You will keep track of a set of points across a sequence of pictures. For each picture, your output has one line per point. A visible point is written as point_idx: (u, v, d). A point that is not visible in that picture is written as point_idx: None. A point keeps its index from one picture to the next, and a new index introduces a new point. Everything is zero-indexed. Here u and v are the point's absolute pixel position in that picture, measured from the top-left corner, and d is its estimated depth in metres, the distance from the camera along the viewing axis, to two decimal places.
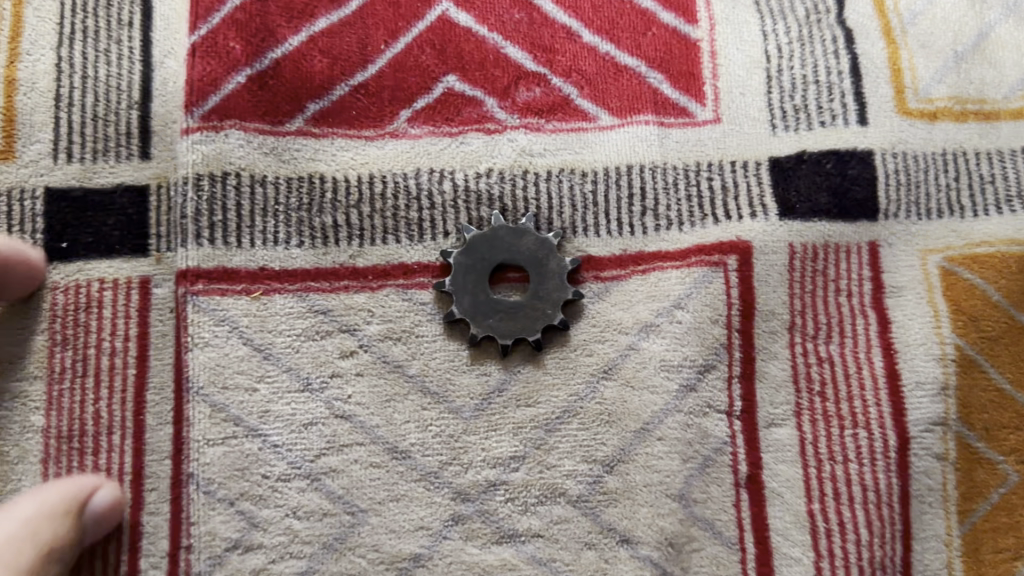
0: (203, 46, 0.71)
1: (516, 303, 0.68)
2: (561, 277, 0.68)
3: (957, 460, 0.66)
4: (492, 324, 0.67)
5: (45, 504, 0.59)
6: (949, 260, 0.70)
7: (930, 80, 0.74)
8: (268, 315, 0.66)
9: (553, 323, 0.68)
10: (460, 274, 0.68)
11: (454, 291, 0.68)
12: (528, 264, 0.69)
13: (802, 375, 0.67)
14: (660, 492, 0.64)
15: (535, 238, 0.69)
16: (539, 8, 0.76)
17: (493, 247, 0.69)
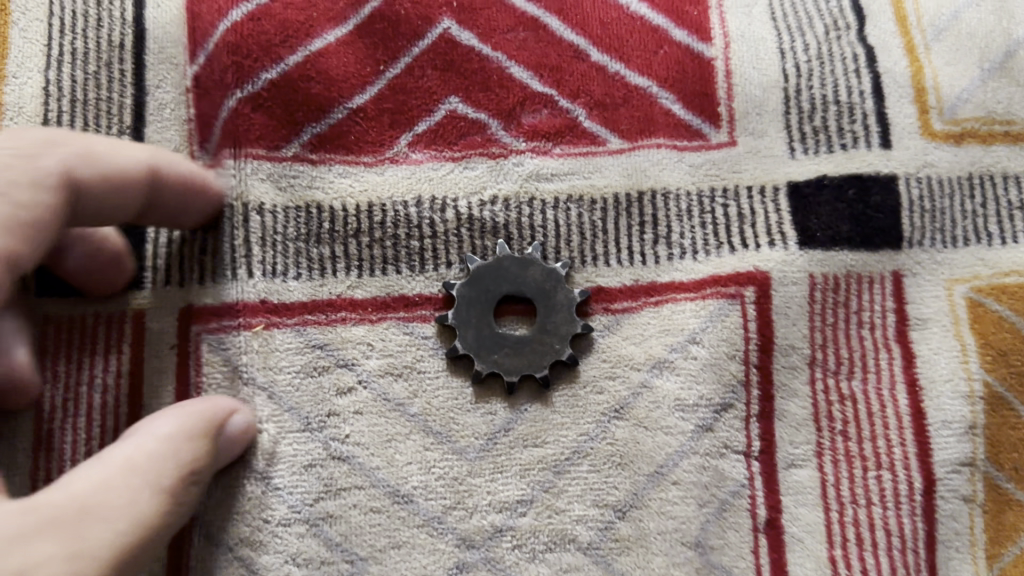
0: (203, 78, 0.68)
1: (523, 338, 0.65)
2: (570, 310, 0.65)
3: (985, 503, 0.63)
4: (497, 359, 0.64)
5: (185, 426, 0.55)
6: (977, 291, 0.67)
7: (956, 99, 0.71)
8: (267, 352, 0.63)
9: (561, 359, 0.64)
10: (462, 307, 0.65)
11: (458, 325, 0.65)
12: (535, 296, 0.66)
13: (824, 413, 0.64)
14: (675, 540, 0.61)
15: (543, 268, 0.66)
16: (546, 26, 0.72)
17: (498, 278, 0.66)
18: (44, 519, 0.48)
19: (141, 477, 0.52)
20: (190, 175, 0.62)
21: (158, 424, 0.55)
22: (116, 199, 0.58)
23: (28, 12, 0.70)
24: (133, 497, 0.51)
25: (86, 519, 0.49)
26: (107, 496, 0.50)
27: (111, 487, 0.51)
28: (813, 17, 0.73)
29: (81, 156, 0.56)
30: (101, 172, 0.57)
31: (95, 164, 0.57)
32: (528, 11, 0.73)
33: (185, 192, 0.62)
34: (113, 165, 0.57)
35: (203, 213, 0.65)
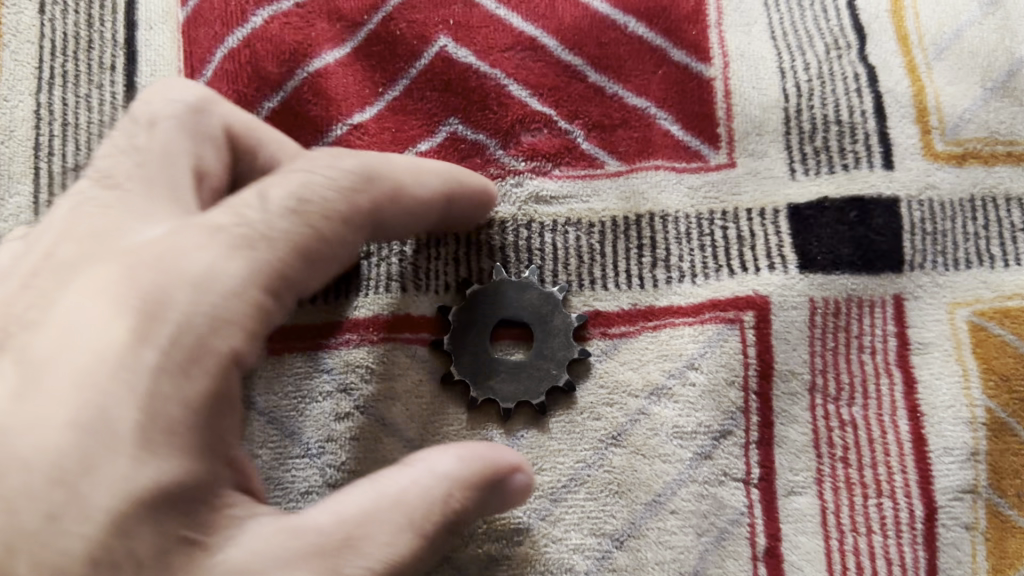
0: None
1: (518, 364, 0.64)
2: (567, 335, 0.65)
3: (987, 531, 0.62)
4: (493, 385, 0.64)
5: (465, 469, 0.51)
6: (979, 315, 0.66)
7: (958, 120, 0.70)
8: (273, 376, 0.63)
9: (558, 385, 0.64)
10: (458, 333, 0.65)
11: (452, 351, 0.64)
12: (533, 321, 0.65)
13: (824, 440, 0.63)
14: (674, 570, 0.60)
15: (540, 292, 0.66)
16: (544, 46, 0.72)
17: (496, 302, 0.66)
18: (304, 548, 0.47)
19: (403, 515, 0.49)
20: (483, 197, 0.63)
21: (438, 458, 0.51)
22: (408, 223, 0.59)
23: (19, 33, 0.69)
24: (390, 537, 0.48)
25: (338, 556, 0.47)
26: (371, 530, 0.48)
27: (372, 520, 0.48)
28: (814, 36, 0.72)
29: (393, 193, 0.56)
30: (400, 209, 0.57)
31: (401, 201, 0.57)
32: (526, 30, 0.72)
33: (474, 211, 0.63)
34: (416, 199, 0.58)
35: (465, 231, 0.67)
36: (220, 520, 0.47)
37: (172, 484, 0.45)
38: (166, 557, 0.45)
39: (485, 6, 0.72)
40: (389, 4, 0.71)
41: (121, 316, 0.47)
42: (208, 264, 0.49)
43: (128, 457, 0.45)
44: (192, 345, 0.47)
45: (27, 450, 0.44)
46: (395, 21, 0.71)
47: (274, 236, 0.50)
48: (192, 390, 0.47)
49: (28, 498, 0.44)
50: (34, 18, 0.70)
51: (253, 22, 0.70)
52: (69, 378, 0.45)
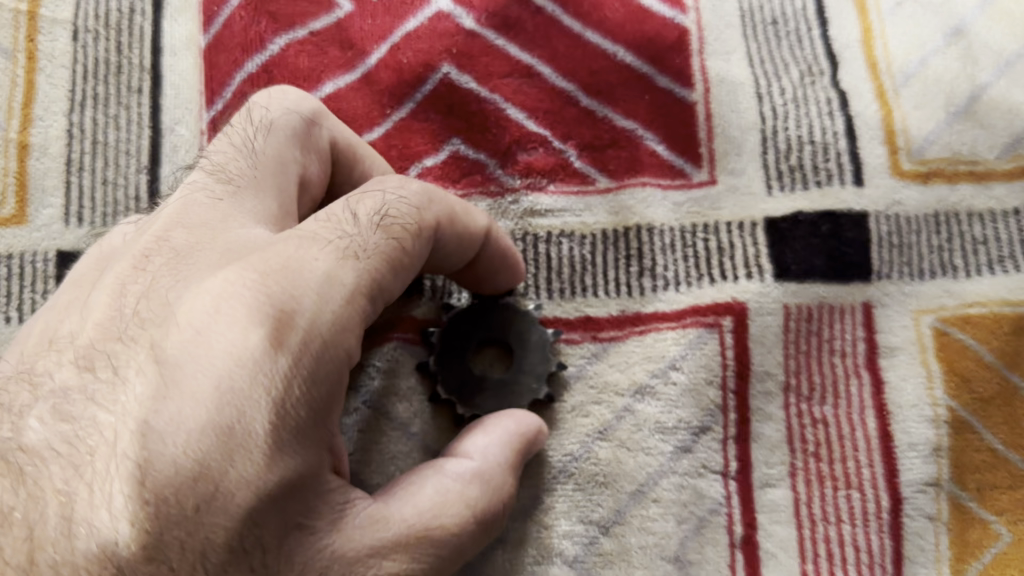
0: (221, 121, 0.72)
1: (502, 381, 0.68)
2: (545, 350, 0.68)
3: (950, 520, 0.67)
4: (477, 402, 0.67)
5: (508, 450, 0.60)
6: (943, 321, 0.71)
7: (923, 141, 0.75)
8: None
9: (539, 397, 0.67)
10: (444, 355, 0.68)
11: (440, 371, 0.68)
12: (514, 341, 0.69)
13: (797, 436, 0.68)
14: (656, 554, 0.65)
15: (517, 311, 0.70)
16: (539, 73, 0.77)
17: (474, 323, 0.69)
18: (388, 538, 0.51)
19: (467, 506, 0.54)
20: (511, 252, 0.66)
21: (489, 446, 0.59)
22: (457, 248, 0.61)
23: (54, 58, 0.74)
24: (458, 527, 0.54)
25: (413, 544, 0.51)
26: (442, 520, 0.53)
27: (443, 510, 0.53)
28: (789, 63, 0.78)
29: (451, 212, 0.59)
30: (456, 233, 0.60)
31: (457, 223, 0.60)
32: (522, 59, 0.77)
33: (502, 262, 0.65)
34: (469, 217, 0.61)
35: (504, 285, 0.67)
36: (328, 507, 0.50)
37: (296, 480, 0.48)
38: (286, 544, 0.48)
39: (486, 36, 0.78)
40: (396, 35, 0.77)
41: (257, 325, 0.48)
42: (329, 270, 0.51)
43: (262, 456, 0.46)
44: (317, 351, 0.49)
45: (173, 444, 0.45)
46: (400, 51, 0.77)
47: (370, 249, 0.54)
48: (317, 392, 0.49)
49: (174, 494, 0.44)
50: (68, 45, 0.74)
51: (270, 49, 0.75)
52: (209, 381, 0.46)
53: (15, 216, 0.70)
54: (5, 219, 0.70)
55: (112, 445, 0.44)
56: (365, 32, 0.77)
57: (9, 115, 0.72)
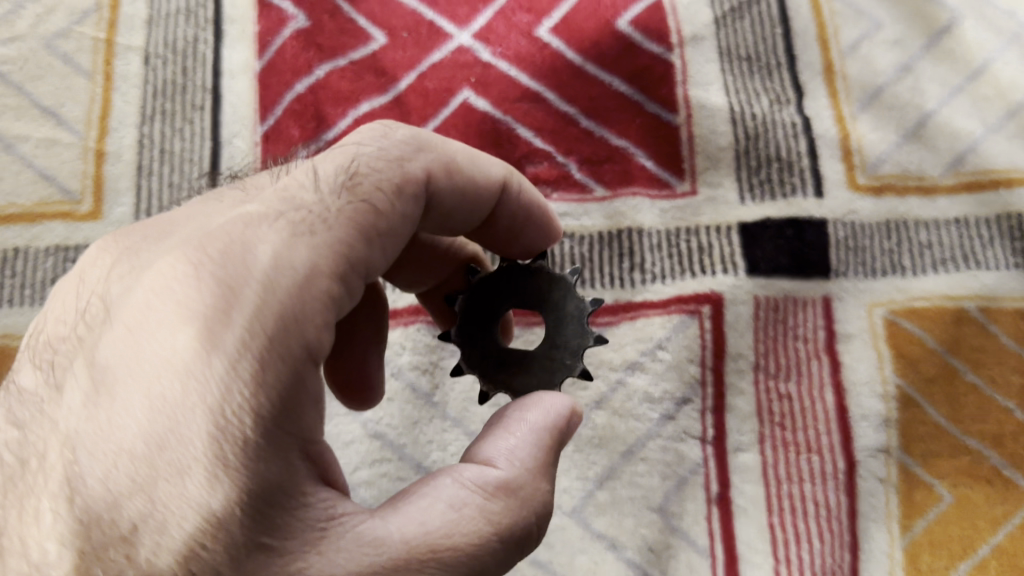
0: (272, 135, 0.84)
1: (533, 353, 0.63)
2: (578, 320, 0.64)
3: (898, 482, 0.77)
4: (505, 377, 0.63)
5: (536, 452, 0.53)
6: (893, 313, 0.81)
7: (876, 160, 0.87)
8: None
9: (574, 372, 0.63)
10: (465, 327, 0.65)
11: (462, 344, 0.64)
12: (545, 310, 0.65)
13: (765, 408, 0.78)
14: (642, 505, 0.76)
15: (550, 276, 0.65)
16: (545, 98, 0.89)
17: (501, 290, 0.65)
18: (385, 562, 0.45)
19: (488, 523, 0.49)
20: (524, 211, 0.65)
21: (510, 449, 0.52)
22: (468, 203, 0.61)
23: (127, 79, 0.85)
24: (475, 546, 0.48)
25: (420, 568, 0.46)
26: (451, 536, 0.47)
27: (454, 529, 0.47)
28: (761, 92, 0.89)
29: (448, 164, 0.58)
30: (461, 185, 0.59)
31: (458, 173, 0.59)
32: (531, 86, 0.89)
33: (519, 214, 0.65)
34: (479, 181, 0.60)
35: (536, 244, 0.67)
36: (299, 523, 0.45)
37: (248, 493, 0.44)
38: (248, 566, 0.44)
39: (500, 67, 0.89)
40: (423, 64, 0.89)
41: (189, 325, 0.45)
42: (278, 253, 0.48)
43: (202, 469, 0.43)
44: (263, 345, 0.46)
45: (102, 458, 0.44)
46: (426, 78, 0.88)
47: (332, 218, 0.51)
48: (270, 388, 0.45)
49: (106, 513, 0.44)
50: (140, 68, 0.86)
51: (315, 75, 0.86)
52: (139, 393, 0.44)
53: (91, 212, 0.81)
54: (83, 215, 0.81)
55: (55, 458, 0.46)
56: (396, 61, 0.89)
57: (88, 127, 0.84)
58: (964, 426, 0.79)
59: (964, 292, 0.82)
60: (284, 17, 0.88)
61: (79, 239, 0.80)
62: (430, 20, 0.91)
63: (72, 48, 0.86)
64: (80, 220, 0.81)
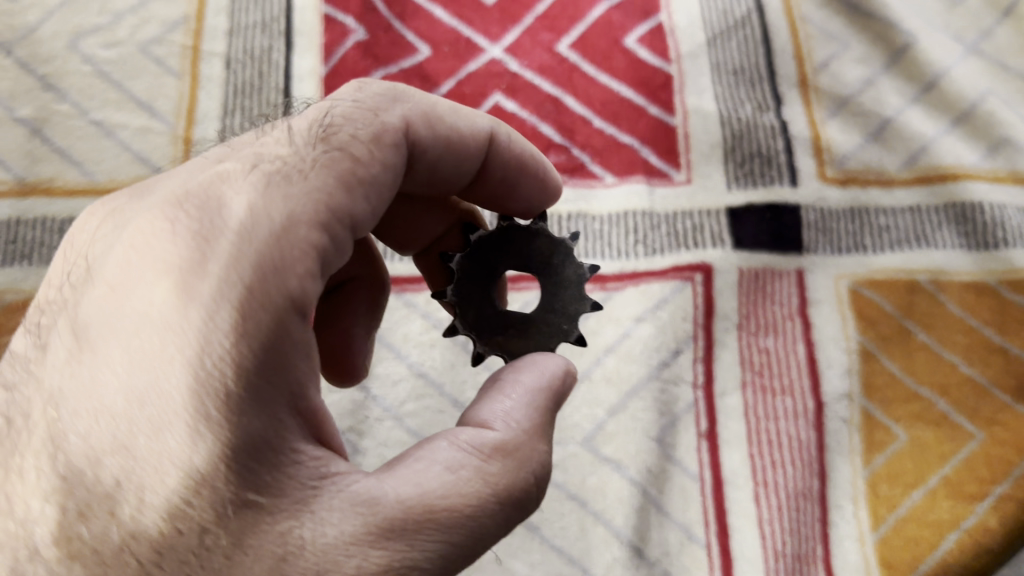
0: None
1: (532, 316, 0.73)
2: (575, 287, 0.74)
3: (860, 423, 0.91)
4: (499, 338, 0.72)
5: (531, 416, 0.60)
6: (857, 283, 0.96)
7: (843, 156, 1.02)
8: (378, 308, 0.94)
9: (568, 338, 0.73)
10: (462, 287, 0.73)
11: (459, 303, 0.73)
12: (546, 277, 0.74)
13: (747, 359, 0.93)
14: (643, 436, 0.90)
15: (551, 242, 0.75)
16: (564, 102, 1.04)
17: (502, 252, 0.74)
18: (382, 522, 0.51)
19: (486, 485, 0.55)
20: (516, 160, 0.75)
21: (508, 412, 0.59)
22: (456, 153, 0.69)
23: (211, 80, 1.01)
24: (472, 506, 0.54)
25: (417, 529, 0.52)
26: (449, 499, 0.53)
27: (451, 491, 0.53)
28: (746, 100, 1.05)
29: (427, 114, 0.66)
30: (446, 137, 0.68)
31: (439, 125, 0.67)
32: (551, 92, 1.05)
33: (512, 162, 0.75)
34: (460, 133, 0.69)
35: (527, 196, 0.77)
36: (288, 482, 0.51)
37: (232, 448, 0.50)
38: (237, 524, 0.50)
39: (525, 76, 1.05)
40: (460, 73, 1.05)
41: (169, 280, 0.51)
42: (253, 204, 0.54)
43: (184, 425, 0.49)
44: (241, 293, 0.51)
45: (84, 415, 0.51)
46: (464, 84, 1.04)
47: (307, 166, 0.58)
48: (248, 337, 0.51)
49: (91, 468, 0.50)
50: (222, 71, 1.01)
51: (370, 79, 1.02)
52: (120, 352, 0.51)
53: None
54: None
55: (45, 416, 0.52)
56: (437, 70, 1.04)
57: (178, 119, 0.99)
58: (917, 377, 0.93)
59: (917, 266, 0.97)
60: (346, 31, 1.04)
61: None
62: (467, 37, 1.06)
63: (164, 53, 1.02)
64: None
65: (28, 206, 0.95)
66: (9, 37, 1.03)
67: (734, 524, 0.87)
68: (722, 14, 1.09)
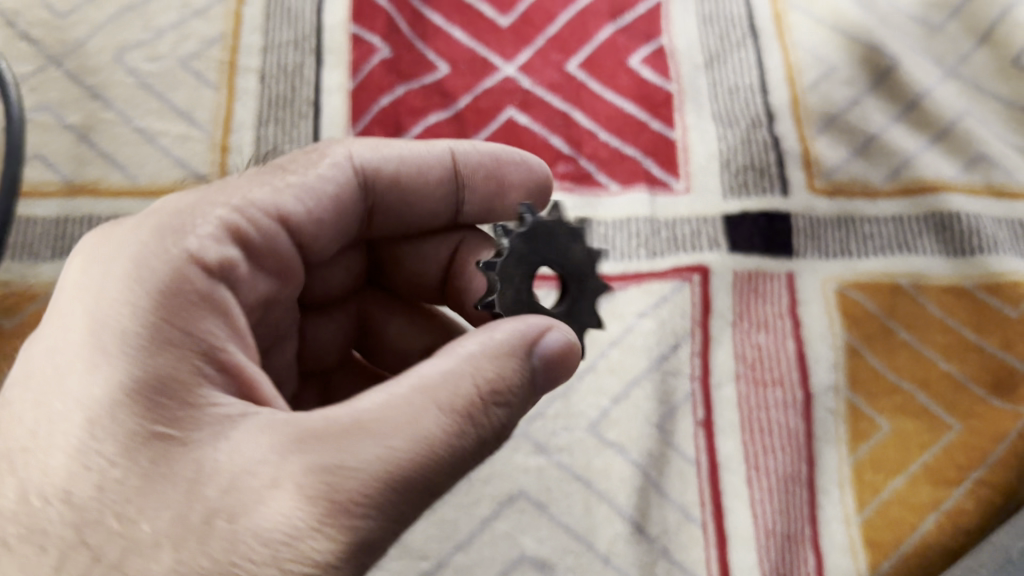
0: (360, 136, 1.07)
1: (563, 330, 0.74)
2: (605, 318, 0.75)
3: (846, 414, 0.98)
4: None
5: (492, 348, 0.61)
6: (843, 285, 1.04)
7: (830, 170, 1.10)
8: None
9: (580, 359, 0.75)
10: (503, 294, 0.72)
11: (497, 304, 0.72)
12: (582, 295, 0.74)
13: (741, 353, 1.00)
14: (644, 422, 0.97)
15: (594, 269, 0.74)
16: (573, 116, 1.12)
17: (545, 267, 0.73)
18: (304, 433, 0.54)
19: (427, 402, 0.57)
20: (492, 158, 0.83)
21: (466, 344, 0.61)
22: (418, 171, 0.81)
23: (246, 92, 1.09)
24: (408, 421, 0.55)
25: (346, 438, 0.54)
26: (383, 415, 0.55)
27: (386, 408, 0.56)
28: (741, 117, 1.13)
29: (374, 145, 0.79)
30: (399, 157, 0.80)
31: (387, 149, 0.80)
32: (561, 108, 1.12)
33: (489, 162, 0.83)
34: (414, 154, 0.81)
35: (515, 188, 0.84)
36: (201, 418, 0.56)
37: (138, 383, 0.56)
38: (147, 454, 0.54)
39: (536, 93, 1.13)
40: (476, 89, 1.12)
41: (84, 266, 0.62)
42: (164, 205, 0.67)
43: (94, 368, 0.56)
44: (138, 251, 0.62)
45: (11, 382, 0.59)
46: (480, 100, 1.12)
47: (222, 186, 0.71)
48: (142, 279, 0.60)
49: (14, 423, 0.57)
50: (256, 84, 1.10)
51: (393, 94, 1.10)
52: (45, 329, 0.60)
53: None
54: None
55: None
56: (455, 86, 1.12)
57: (216, 128, 1.07)
58: (899, 373, 0.99)
59: (899, 270, 1.04)
60: (372, 49, 1.12)
61: None
62: (483, 56, 1.15)
63: (203, 67, 1.11)
64: None
65: (75, 205, 1.02)
66: (59, 50, 1.11)
67: (729, 505, 0.94)
68: (719, 39, 1.17)
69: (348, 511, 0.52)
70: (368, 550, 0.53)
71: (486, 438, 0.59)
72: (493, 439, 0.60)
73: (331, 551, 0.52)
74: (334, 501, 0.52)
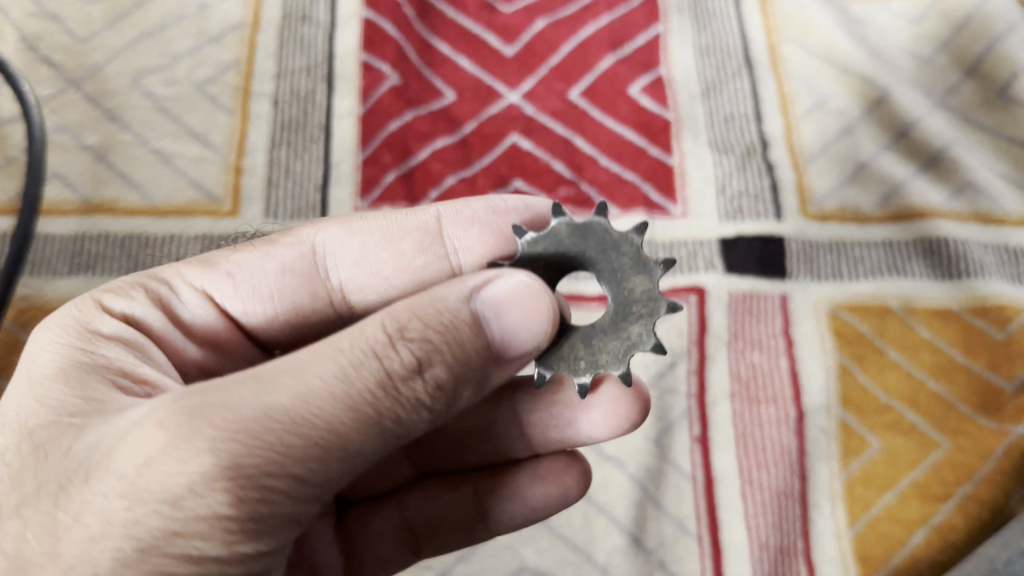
0: (368, 160, 1.11)
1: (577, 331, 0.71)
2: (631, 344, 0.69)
3: (838, 431, 1.01)
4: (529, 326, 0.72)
5: (424, 296, 0.61)
6: (835, 307, 1.07)
7: (823, 196, 1.14)
8: None
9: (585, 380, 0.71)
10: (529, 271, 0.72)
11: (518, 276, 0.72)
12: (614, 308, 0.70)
13: (737, 372, 1.03)
14: (641, 437, 1.00)
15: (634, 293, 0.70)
16: (574, 142, 1.16)
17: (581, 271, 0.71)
18: (208, 383, 0.59)
19: (333, 349, 0.59)
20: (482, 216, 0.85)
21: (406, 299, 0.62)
22: (392, 244, 0.85)
23: (259, 117, 1.13)
24: (299, 366, 0.58)
25: (238, 382, 0.58)
26: (282, 364, 0.59)
27: (292, 358, 0.59)
28: (737, 145, 1.17)
29: (341, 224, 0.85)
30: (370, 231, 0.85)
31: (359, 226, 0.85)
32: (563, 134, 1.16)
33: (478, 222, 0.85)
34: (388, 228, 0.85)
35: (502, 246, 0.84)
36: (100, 407, 0.63)
37: (51, 396, 0.64)
38: (49, 440, 0.61)
39: (538, 120, 1.17)
40: (481, 115, 1.16)
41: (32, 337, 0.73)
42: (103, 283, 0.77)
43: (21, 395, 0.65)
44: (64, 319, 0.71)
45: None
46: (486, 126, 1.16)
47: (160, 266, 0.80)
48: (56, 340, 0.69)
49: None
50: (269, 109, 1.14)
51: (401, 119, 1.14)
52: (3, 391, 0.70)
53: (230, 210, 1.08)
54: (225, 212, 1.07)
55: None
56: (462, 112, 1.16)
57: (230, 150, 1.11)
58: (890, 392, 1.02)
59: (889, 292, 1.08)
60: (382, 76, 1.16)
61: (221, 230, 1.06)
62: (489, 84, 1.19)
63: (218, 91, 1.15)
64: (222, 215, 1.07)
65: (92, 223, 1.05)
66: (78, 74, 1.15)
67: (724, 518, 0.97)
68: (716, 69, 1.21)
69: (204, 436, 0.56)
70: (239, 476, 0.56)
71: (403, 377, 0.59)
72: (416, 379, 0.60)
73: (187, 474, 0.56)
74: (190, 427, 0.56)
